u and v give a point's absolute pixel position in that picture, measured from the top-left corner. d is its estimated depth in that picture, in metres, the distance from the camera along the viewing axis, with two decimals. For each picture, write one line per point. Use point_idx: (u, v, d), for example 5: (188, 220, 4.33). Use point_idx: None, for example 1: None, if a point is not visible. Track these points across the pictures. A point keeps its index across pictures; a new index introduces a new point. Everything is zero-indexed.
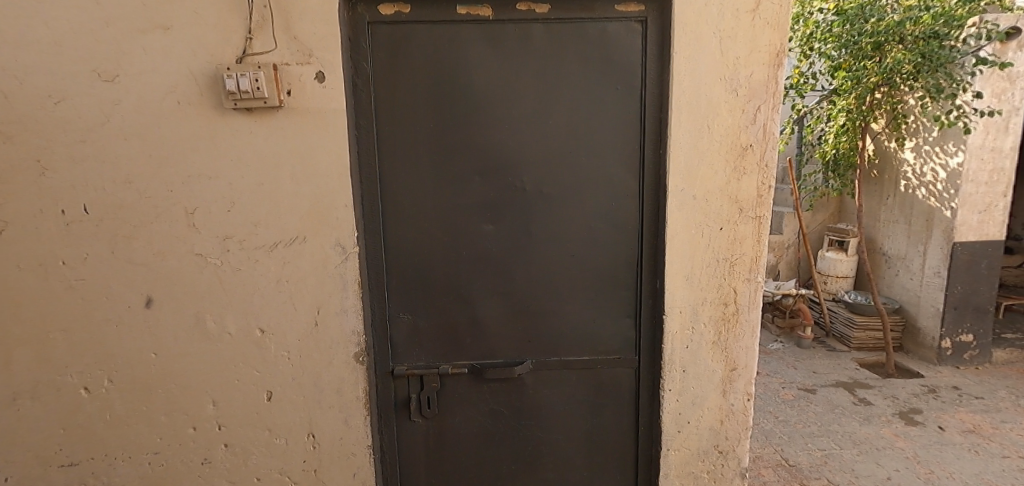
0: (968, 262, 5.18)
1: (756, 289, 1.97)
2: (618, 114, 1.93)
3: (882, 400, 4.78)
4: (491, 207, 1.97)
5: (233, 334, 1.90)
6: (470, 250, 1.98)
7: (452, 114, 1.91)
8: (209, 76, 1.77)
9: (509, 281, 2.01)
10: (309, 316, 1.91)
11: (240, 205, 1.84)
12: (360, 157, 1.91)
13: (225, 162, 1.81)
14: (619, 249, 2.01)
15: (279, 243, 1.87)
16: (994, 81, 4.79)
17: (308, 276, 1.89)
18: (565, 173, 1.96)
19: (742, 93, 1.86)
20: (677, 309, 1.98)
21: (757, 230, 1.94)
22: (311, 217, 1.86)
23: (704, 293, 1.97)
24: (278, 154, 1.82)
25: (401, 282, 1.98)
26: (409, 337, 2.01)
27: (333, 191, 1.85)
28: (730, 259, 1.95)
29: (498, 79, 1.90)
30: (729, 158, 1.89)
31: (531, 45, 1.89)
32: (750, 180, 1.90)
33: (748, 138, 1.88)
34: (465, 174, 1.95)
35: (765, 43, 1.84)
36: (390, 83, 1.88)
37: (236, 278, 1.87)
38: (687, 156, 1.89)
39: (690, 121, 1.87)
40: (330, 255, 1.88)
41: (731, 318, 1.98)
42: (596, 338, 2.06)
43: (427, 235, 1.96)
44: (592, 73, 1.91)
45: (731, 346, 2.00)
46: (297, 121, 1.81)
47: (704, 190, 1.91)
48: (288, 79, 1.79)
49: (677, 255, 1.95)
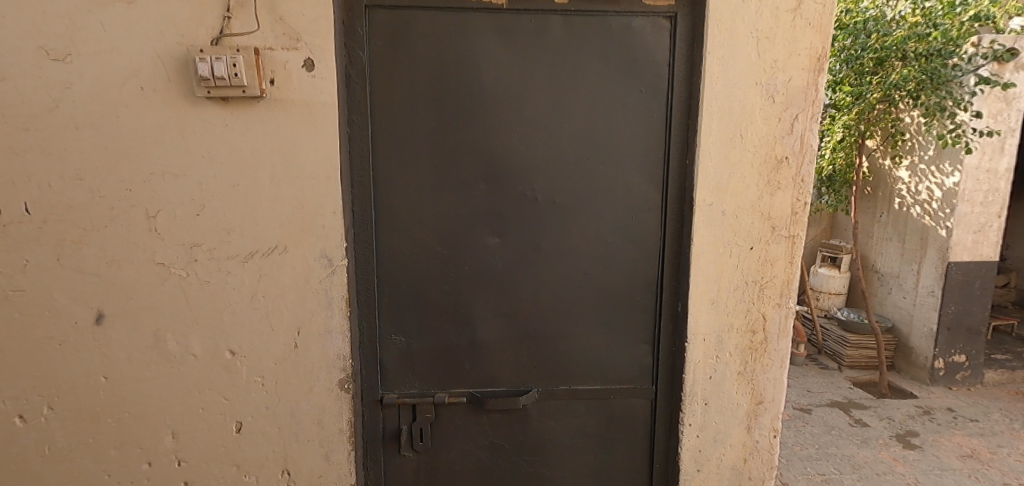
0: (963, 282, 5.13)
1: (787, 315, 1.79)
2: (641, 119, 1.75)
3: (878, 422, 4.68)
4: (497, 218, 1.76)
5: (198, 356, 1.65)
6: (472, 266, 1.77)
7: (457, 113, 1.70)
8: (179, 59, 1.53)
9: (515, 301, 1.80)
10: (287, 337, 1.68)
11: (211, 209, 1.60)
12: (352, 157, 1.68)
13: (195, 158, 1.57)
14: (637, 268, 1.81)
15: (255, 253, 1.63)
16: (991, 102, 4.79)
17: (288, 293, 1.66)
18: (581, 183, 1.76)
19: (779, 100, 1.68)
20: (700, 336, 1.79)
21: (790, 250, 1.76)
22: (293, 224, 1.63)
23: (730, 319, 1.78)
24: (257, 152, 1.59)
25: (394, 299, 1.76)
26: (401, 361, 1.79)
27: (320, 195, 1.62)
28: (760, 282, 1.77)
29: (509, 75, 1.70)
30: (762, 172, 1.71)
31: (548, 39, 1.70)
32: (784, 196, 1.73)
33: (784, 150, 1.71)
34: (470, 180, 1.74)
35: (805, 46, 1.66)
36: (388, 76, 1.67)
37: (204, 292, 1.63)
38: (717, 167, 1.71)
39: (721, 129, 1.69)
40: (315, 268, 1.65)
41: (758, 347, 1.80)
42: (609, 366, 1.86)
43: (425, 247, 1.75)
44: (614, 73, 1.72)
45: (757, 377, 1.82)
46: (281, 114, 1.58)
47: (734, 205, 1.72)
48: (272, 66, 1.56)
49: (702, 276, 1.76)
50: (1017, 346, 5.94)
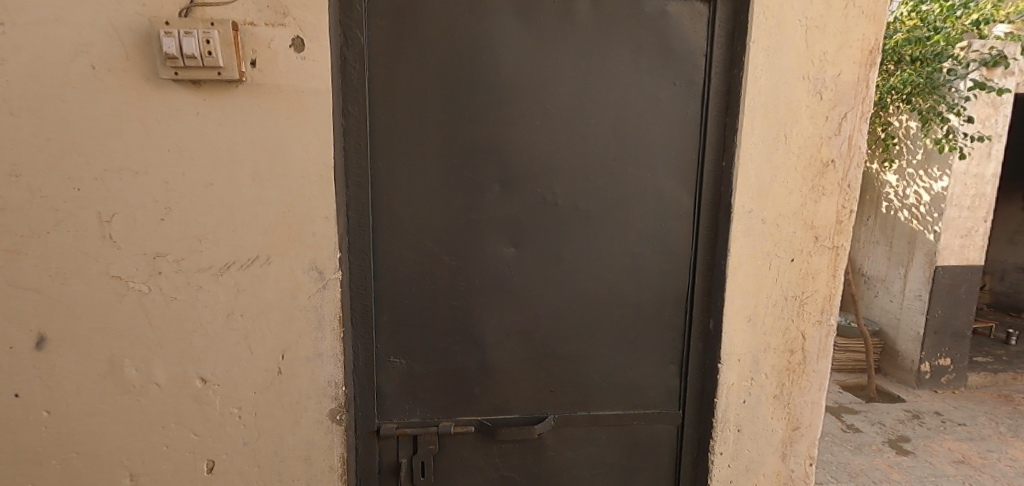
0: (949, 286, 5.10)
1: (827, 334, 1.63)
2: (674, 115, 1.56)
3: (870, 427, 4.58)
4: (512, 225, 1.55)
5: (163, 385, 1.40)
6: (483, 279, 1.56)
7: (469, 105, 1.49)
8: (140, 32, 1.28)
9: (531, 317, 1.60)
10: (269, 362, 1.43)
11: (180, 213, 1.35)
12: (348, 154, 1.46)
13: (160, 152, 1.32)
14: (666, 281, 1.63)
15: (232, 264, 1.39)
16: (980, 107, 4.72)
17: (271, 311, 1.42)
18: (606, 186, 1.57)
19: (827, 97, 1.52)
20: (735, 357, 1.61)
21: (833, 263, 1.60)
22: (278, 231, 1.39)
23: (767, 337, 1.61)
24: (236, 146, 1.35)
25: (394, 317, 1.54)
26: (401, 387, 1.58)
27: (310, 198, 1.39)
28: (800, 297, 1.60)
29: (529, 63, 1.50)
30: (806, 175, 1.55)
31: (574, 23, 1.49)
32: (829, 203, 1.57)
33: (830, 152, 1.55)
34: (482, 181, 1.53)
35: (857, 38, 1.51)
36: (390, 61, 1.45)
37: (171, 310, 1.38)
38: (758, 171, 1.53)
39: (764, 128, 1.52)
40: (303, 282, 1.42)
41: (796, 368, 1.64)
42: (632, 388, 1.68)
43: (430, 257, 1.54)
44: (646, 64, 1.53)
45: (794, 401, 1.66)
46: (265, 101, 1.34)
47: (775, 212, 1.55)
48: (254, 45, 1.32)
49: (738, 290, 1.58)
50: (998, 348, 5.96)
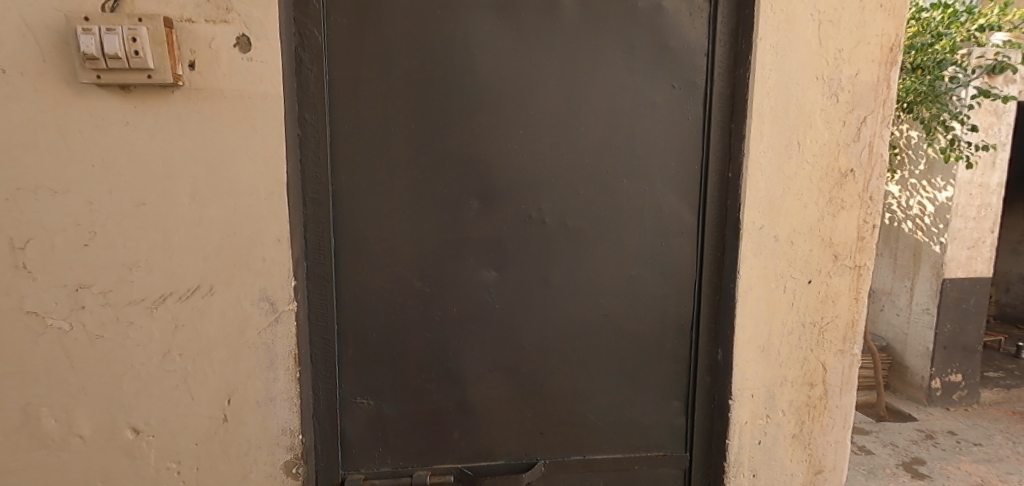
0: (957, 299, 4.93)
1: (851, 365, 1.43)
2: (673, 121, 1.40)
3: (882, 449, 4.36)
4: (493, 246, 1.38)
5: (88, 437, 1.21)
6: (461, 307, 1.38)
7: (441, 112, 1.33)
8: (58, 30, 1.11)
9: (515, 350, 1.42)
10: (213, 408, 1.24)
11: (107, 238, 1.17)
12: (305, 168, 1.28)
13: (82, 169, 1.15)
14: (668, 306, 1.46)
15: (168, 296, 1.21)
16: (982, 116, 4.62)
17: (214, 348, 1.23)
18: (599, 201, 1.40)
19: (843, 98, 1.35)
20: (748, 393, 1.42)
21: (856, 284, 1.41)
22: (222, 257, 1.21)
23: (783, 370, 1.42)
24: (173, 161, 1.18)
25: (360, 352, 1.36)
26: (369, 432, 1.39)
27: (259, 218, 1.21)
28: (819, 324, 1.41)
29: (508, 65, 1.33)
30: (823, 186, 1.37)
31: (560, 20, 1.33)
32: (848, 217, 1.38)
33: (849, 160, 1.37)
34: (458, 197, 1.35)
35: (875, 33, 1.34)
36: (352, 63, 1.28)
37: (97, 350, 1.19)
38: (769, 182, 1.35)
39: (774, 134, 1.34)
40: (252, 315, 1.24)
41: (817, 404, 1.45)
42: (632, 428, 1.49)
43: (400, 284, 1.36)
44: (641, 64, 1.37)
45: (815, 441, 1.46)
46: (205, 109, 1.17)
47: (789, 228, 1.37)
48: (192, 45, 1.15)
49: (750, 317, 1.39)
50: (1009, 363, 5.76)
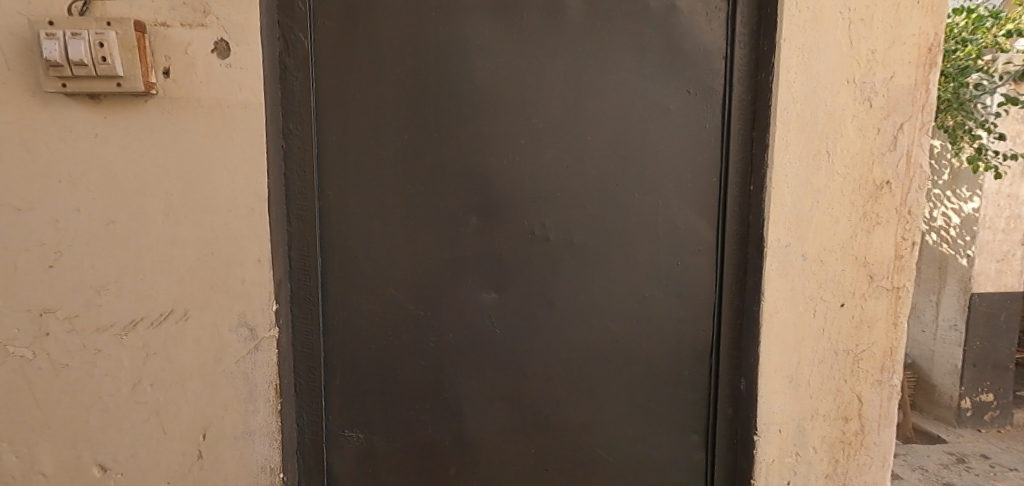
0: (987, 315, 4.70)
1: (889, 397, 1.30)
2: (689, 130, 1.29)
3: (911, 473, 4.06)
4: (493, 266, 1.27)
5: (53, 474, 1.12)
6: (458, 333, 1.28)
7: (436, 122, 1.23)
8: (23, 36, 1.03)
9: (516, 379, 1.30)
10: (188, 443, 1.15)
11: (74, 259, 1.08)
12: (289, 183, 1.19)
13: (47, 184, 1.06)
14: (684, 330, 1.33)
15: (140, 321, 1.12)
16: (1009, 124, 4.45)
17: (189, 378, 1.14)
18: (608, 217, 1.29)
19: (877, 104, 1.22)
20: (775, 428, 1.28)
21: (894, 308, 1.27)
22: (198, 279, 1.12)
23: (814, 403, 1.28)
24: (145, 175, 1.09)
25: (349, 381, 1.26)
26: (359, 467, 1.28)
27: (238, 237, 1.12)
28: (853, 351, 1.28)
29: (508, 71, 1.23)
30: (856, 200, 1.24)
31: (564, 21, 1.23)
32: (885, 234, 1.25)
33: (884, 172, 1.24)
34: (455, 213, 1.25)
35: (913, 31, 1.21)
36: (341, 70, 1.19)
37: (62, 380, 1.10)
38: (795, 196, 1.23)
39: (801, 143, 1.22)
40: (229, 342, 1.14)
41: (852, 441, 1.31)
42: (645, 463, 1.37)
43: (392, 307, 1.25)
44: (653, 68, 1.26)
45: (850, 481, 1.32)
46: (180, 119, 1.08)
47: (819, 246, 1.24)
48: (166, 50, 1.07)
49: (776, 344, 1.26)
50: None
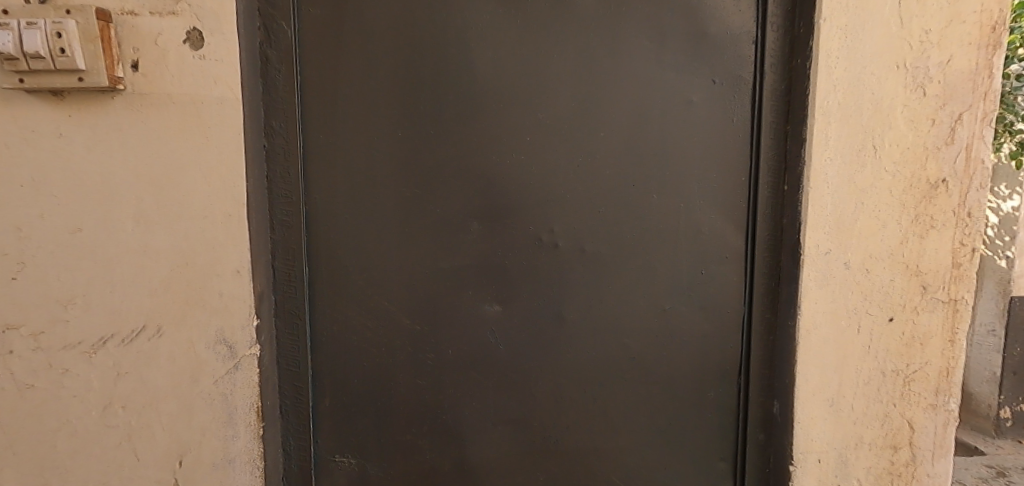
0: None
1: (944, 423, 1.15)
2: (715, 124, 1.15)
3: None
4: (496, 277, 1.15)
5: None
6: (458, 350, 1.16)
7: (433, 118, 1.11)
8: None
9: (522, 401, 1.19)
10: (163, 470, 1.05)
11: (37, 270, 0.99)
12: (273, 187, 1.09)
13: (6, 189, 0.97)
14: (710, 347, 1.20)
15: (109, 339, 1.02)
16: None
17: (163, 401, 1.04)
18: (623, 222, 1.16)
19: (932, 91, 1.07)
20: (813, 457, 1.14)
21: (950, 323, 1.12)
22: (172, 292, 1.02)
23: (857, 429, 1.14)
24: (112, 179, 0.99)
25: (339, 402, 1.15)
26: None
27: (214, 247, 1.02)
28: (903, 372, 1.13)
29: (512, 60, 1.11)
30: (906, 201, 1.10)
31: (574, 5, 1.11)
32: (940, 240, 1.11)
33: (940, 169, 1.09)
34: (454, 218, 1.14)
35: (974, 7, 1.06)
36: (328, 62, 1.09)
37: (26, 403, 1.01)
38: (837, 196, 1.09)
39: (843, 137, 1.08)
40: (206, 362, 1.04)
41: (900, 472, 1.16)
42: None
43: (386, 322, 1.15)
44: (675, 56, 1.13)
45: None
46: (149, 117, 0.99)
47: (863, 254, 1.10)
48: (134, 42, 0.97)
49: (815, 364, 1.12)
50: None
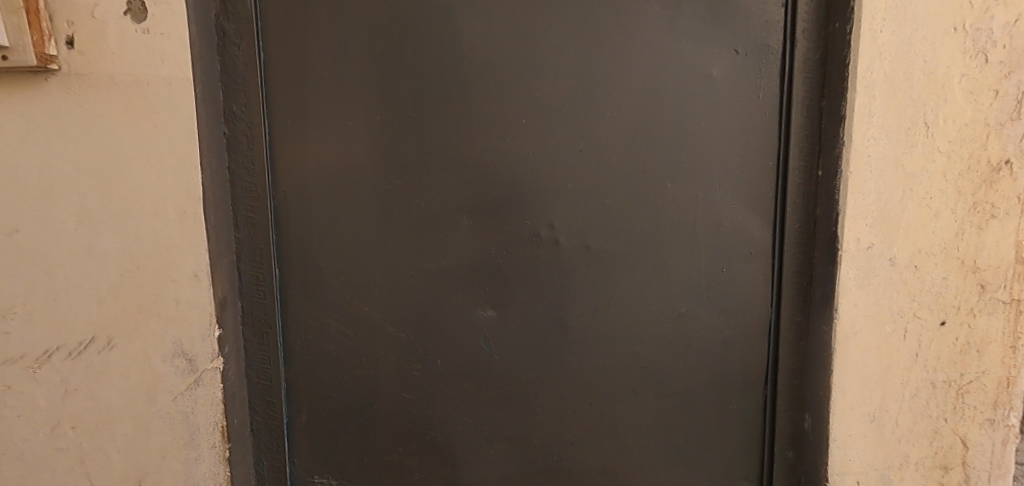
0: None
1: (1002, 441, 1.00)
2: (738, 101, 1.00)
3: None
4: (488, 278, 1.02)
5: None
6: (446, 360, 1.04)
7: (414, 98, 0.98)
8: None
9: (519, 415, 1.06)
10: None
11: None
12: (235, 179, 0.96)
13: None
14: (731, 355, 1.06)
15: (55, 352, 0.90)
16: None
17: (117, 421, 0.93)
18: (632, 215, 1.02)
19: (995, 57, 0.91)
20: (849, 478, 1.01)
21: (1013, 327, 0.97)
22: (122, 300, 0.91)
23: (901, 448, 1.00)
24: (49, 173, 0.87)
25: (316, 418, 1.04)
26: None
27: (167, 248, 0.90)
28: (956, 383, 0.99)
29: (504, 31, 0.97)
30: (962, 187, 0.94)
31: None
32: (1003, 231, 0.95)
33: (1003, 148, 0.93)
34: (440, 213, 1.00)
35: None
36: (294, 36, 0.96)
37: None
38: (880, 182, 0.94)
39: (889, 113, 0.93)
40: (164, 377, 0.93)
41: None
42: None
43: (366, 329, 1.03)
44: (691, 22, 0.98)
45: None
46: (89, 101, 0.86)
47: (911, 248, 0.95)
48: (68, 14, 0.85)
49: (851, 374, 0.98)
50: None
